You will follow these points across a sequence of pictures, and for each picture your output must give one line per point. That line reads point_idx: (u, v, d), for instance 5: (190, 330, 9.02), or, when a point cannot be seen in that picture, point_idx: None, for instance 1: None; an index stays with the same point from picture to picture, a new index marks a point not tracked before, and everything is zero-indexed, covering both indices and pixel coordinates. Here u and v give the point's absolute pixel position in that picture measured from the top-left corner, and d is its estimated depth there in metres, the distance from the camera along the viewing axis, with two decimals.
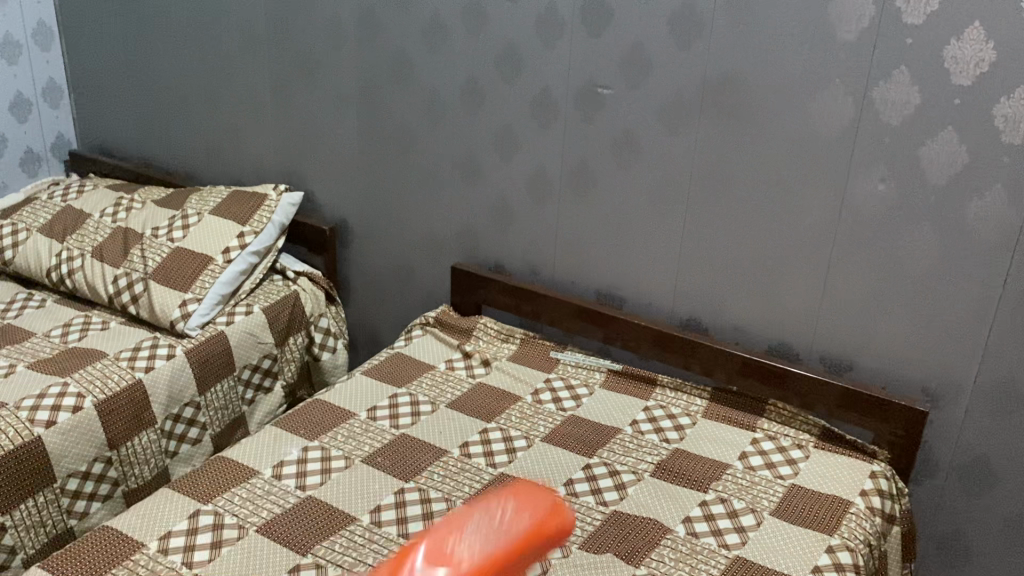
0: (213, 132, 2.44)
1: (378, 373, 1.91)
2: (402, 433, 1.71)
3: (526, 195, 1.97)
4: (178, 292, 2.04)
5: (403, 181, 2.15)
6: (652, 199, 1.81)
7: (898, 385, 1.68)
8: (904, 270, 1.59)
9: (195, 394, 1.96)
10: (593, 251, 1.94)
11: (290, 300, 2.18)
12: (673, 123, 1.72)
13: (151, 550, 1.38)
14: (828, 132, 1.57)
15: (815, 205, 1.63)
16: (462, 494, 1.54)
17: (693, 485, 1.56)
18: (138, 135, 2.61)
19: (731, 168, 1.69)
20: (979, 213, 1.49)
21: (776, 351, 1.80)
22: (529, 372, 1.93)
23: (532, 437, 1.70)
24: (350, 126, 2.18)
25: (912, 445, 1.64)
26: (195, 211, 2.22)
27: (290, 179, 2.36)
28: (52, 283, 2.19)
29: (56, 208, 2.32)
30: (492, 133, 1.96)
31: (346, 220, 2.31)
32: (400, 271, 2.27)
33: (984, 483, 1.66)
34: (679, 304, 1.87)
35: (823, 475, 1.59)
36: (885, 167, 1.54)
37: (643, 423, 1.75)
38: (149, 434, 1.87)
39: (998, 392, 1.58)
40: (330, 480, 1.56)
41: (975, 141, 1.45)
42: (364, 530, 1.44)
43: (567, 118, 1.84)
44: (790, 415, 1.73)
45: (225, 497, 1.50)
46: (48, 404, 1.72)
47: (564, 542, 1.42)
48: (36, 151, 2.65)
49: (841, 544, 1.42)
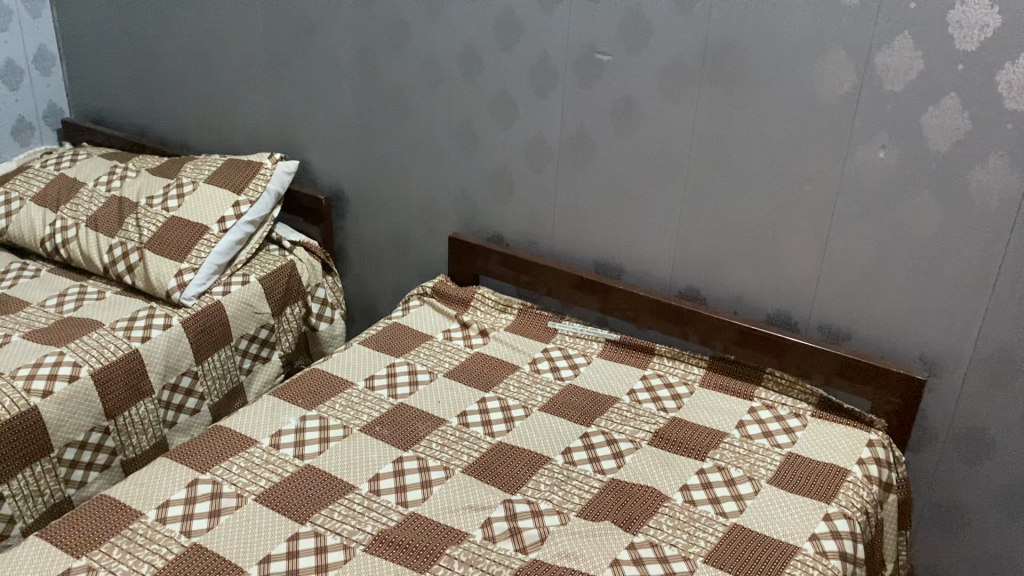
0: (207, 99, 2.42)
1: (376, 343, 1.91)
2: (400, 402, 1.71)
3: (525, 164, 1.95)
4: (173, 262, 2.03)
5: (400, 150, 2.13)
6: (651, 168, 1.79)
7: (897, 354, 1.68)
8: (904, 239, 1.58)
9: (193, 363, 1.95)
10: (591, 221, 1.93)
11: (287, 270, 2.16)
12: (673, 90, 1.70)
13: (150, 519, 1.38)
14: (830, 98, 1.55)
15: (816, 174, 1.62)
16: (461, 462, 1.54)
17: (690, 454, 1.57)
18: (131, 103, 2.58)
19: (732, 136, 1.67)
20: (981, 181, 1.47)
21: (774, 320, 1.79)
22: (527, 342, 1.92)
23: (530, 407, 1.70)
24: (346, 93, 2.15)
25: (909, 413, 1.64)
26: (189, 179, 2.20)
27: (286, 148, 2.34)
28: (47, 252, 2.18)
29: (49, 176, 2.30)
30: (490, 101, 1.94)
31: (342, 189, 2.29)
32: (398, 241, 2.26)
33: (981, 451, 1.67)
34: (677, 273, 1.87)
35: (821, 444, 1.59)
36: (886, 134, 1.53)
37: (641, 392, 1.75)
38: (147, 404, 1.86)
39: (997, 360, 1.58)
40: (329, 449, 1.56)
41: (979, 108, 1.43)
42: (364, 498, 1.45)
43: (566, 84, 1.82)
44: (788, 383, 1.73)
45: (223, 466, 1.50)
46: (45, 373, 1.72)
47: (563, 510, 1.43)
48: (28, 119, 2.62)
49: (838, 512, 1.43)
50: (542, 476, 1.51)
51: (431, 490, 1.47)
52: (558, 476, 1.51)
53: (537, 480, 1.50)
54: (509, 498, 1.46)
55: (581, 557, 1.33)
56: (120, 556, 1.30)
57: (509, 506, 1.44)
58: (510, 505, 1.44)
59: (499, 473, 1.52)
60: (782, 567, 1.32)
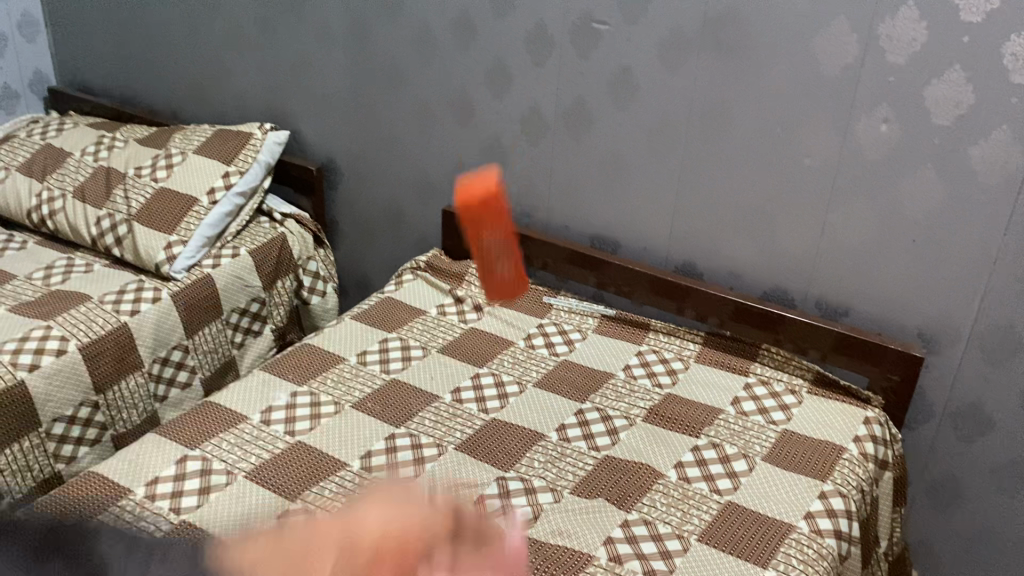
0: (196, 68, 2.37)
1: (368, 318, 1.89)
2: (393, 377, 1.69)
3: (520, 135, 1.92)
4: (162, 235, 2.00)
5: (393, 121, 2.10)
6: (648, 140, 1.76)
7: (895, 330, 1.67)
8: (904, 214, 1.56)
9: (183, 337, 1.93)
10: (587, 194, 1.90)
11: (278, 242, 2.13)
12: (671, 60, 1.66)
13: (139, 496, 1.36)
14: (832, 70, 1.52)
15: (815, 147, 1.59)
16: (454, 439, 1.53)
17: (685, 430, 1.55)
18: (118, 71, 2.53)
19: (731, 108, 1.64)
20: (983, 155, 1.45)
21: (772, 296, 1.77)
22: (521, 317, 1.90)
23: (524, 382, 1.69)
24: (337, 62, 2.11)
25: (906, 390, 1.63)
26: (178, 150, 2.16)
27: (277, 118, 2.30)
28: (34, 224, 2.14)
29: (35, 146, 2.26)
30: (484, 71, 1.90)
31: (334, 161, 2.26)
32: (391, 214, 2.23)
33: (977, 428, 1.66)
34: (674, 248, 1.84)
35: (817, 420, 1.58)
36: (888, 107, 1.50)
37: (636, 368, 1.73)
38: (136, 378, 1.84)
39: (995, 338, 1.57)
40: (320, 426, 1.54)
41: (984, 81, 1.40)
42: (355, 476, 1.43)
43: (562, 54, 1.78)
44: (784, 359, 1.71)
45: (214, 442, 1.49)
46: (31, 347, 1.70)
47: (557, 487, 1.42)
48: (14, 87, 2.57)
49: (834, 490, 1.42)
50: (536, 453, 1.50)
51: (423, 467, 1.46)
52: (552, 453, 1.50)
53: (531, 457, 1.49)
54: (502, 475, 1.44)
55: (572, 535, 1.32)
56: None
57: (502, 483, 1.42)
58: (503, 482, 1.42)
59: (491, 450, 1.50)
60: (776, 545, 1.31)
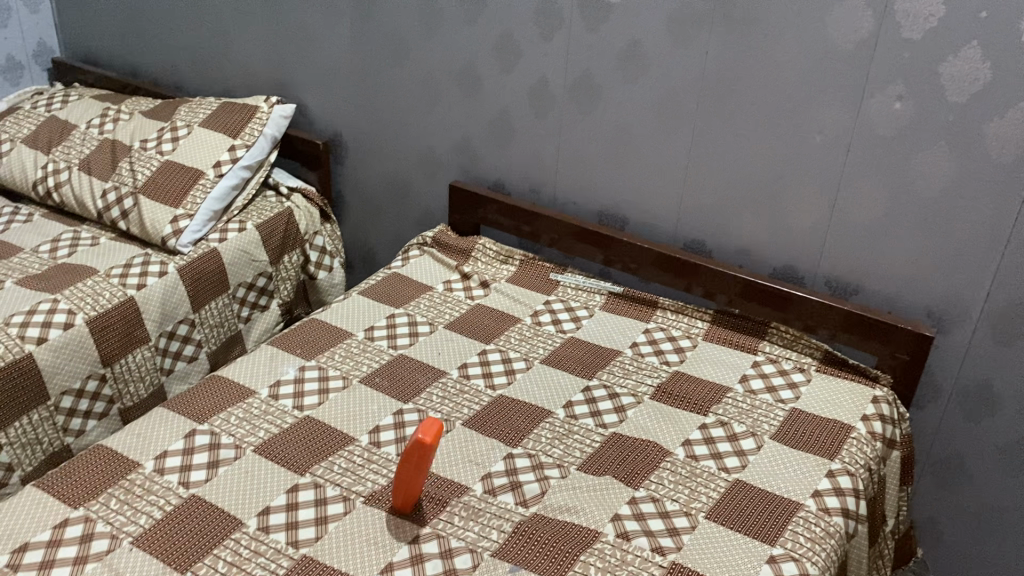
0: (201, 39, 2.34)
1: (375, 293, 1.88)
2: (400, 353, 1.69)
3: (528, 110, 1.90)
4: (168, 208, 1.99)
5: (399, 95, 2.08)
6: (657, 115, 1.74)
7: (904, 309, 1.66)
8: (917, 192, 1.54)
9: (190, 311, 1.92)
10: (595, 170, 1.89)
11: (284, 216, 2.12)
12: (682, 34, 1.64)
13: (148, 470, 1.37)
14: (845, 45, 1.50)
15: (827, 123, 1.57)
16: (462, 415, 1.53)
17: (693, 409, 1.55)
18: (122, 42, 2.51)
19: (742, 83, 1.62)
20: (998, 132, 1.43)
21: (781, 274, 1.77)
22: (529, 294, 1.90)
23: (531, 359, 1.68)
24: (343, 34, 2.09)
25: (915, 369, 1.62)
26: (184, 122, 2.15)
27: (282, 91, 2.28)
28: (39, 197, 2.14)
29: (40, 118, 2.24)
30: (492, 44, 1.88)
31: (340, 134, 2.24)
32: (397, 188, 2.22)
33: (984, 408, 1.66)
34: (682, 225, 1.83)
35: (825, 399, 1.58)
36: (902, 84, 1.48)
37: (644, 345, 1.73)
38: (144, 352, 1.84)
39: (1006, 318, 1.56)
40: (328, 401, 1.54)
41: (1001, 57, 1.38)
42: (364, 450, 1.43)
43: (571, 27, 1.76)
44: (794, 337, 1.70)
45: (222, 417, 1.49)
46: (39, 320, 1.70)
47: (564, 463, 1.42)
48: (18, 59, 2.56)
49: (841, 469, 1.42)
50: (543, 429, 1.50)
51: None
52: (559, 429, 1.50)
53: (538, 434, 1.49)
54: (510, 452, 1.44)
55: (580, 511, 1.32)
56: (117, 508, 1.30)
57: (510, 461, 1.42)
58: (511, 459, 1.42)
59: (498, 426, 1.50)
60: (784, 523, 1.31)
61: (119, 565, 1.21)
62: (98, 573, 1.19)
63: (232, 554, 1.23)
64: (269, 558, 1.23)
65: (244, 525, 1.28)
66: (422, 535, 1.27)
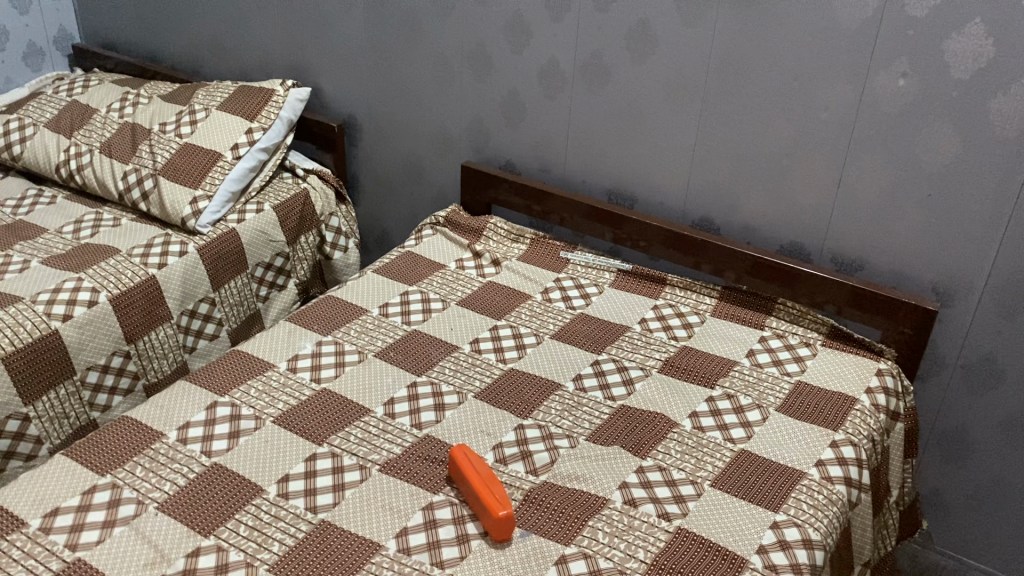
0: (218, 23, 2.38)
1: (388, 271, 1.92)
2: (414, 329, 1.73)
3: (538, 90, 1.93)
4: (187, 189, 2.03)
5: (412, 76, 2.11)
6: (666, 95, 1.77)
7: (909, 284, 1.68)
8: (922, 168, 1.56)
9: (209, 290, 1.97)
10: (605, 149, 1.91)
11: (300, 198, 2.17)
12: (691, 14, 1.66)
13: (171, 439, 1.42)
14: (851, 23, 1.52)
15: (833, 100, 1.60)
16: (474, 388, 1.57)
17: (699, 381, 1.58)
18: (141, 28, 2.55)
19: (749, 61, 1.65)
20: (1002, 109, 1.45)
21: (788, 250, 1.79)
22: (539, 271, 1.93)
23: (542, 334, 1.72)
24: (356, 17, 2.12)
25: (919, 343, 1.64)
26: (202, 105, 2.19)
27: (297, 74, 2.32)
28: (62, 179, 2.19)
29: (62, 102, 2.29)
30: (503, 25, 1.91)
31: (354, 117, 2.28)
32: (410, 169, 2.26)
33: (988, 380, 1.68)
34: (691, 202, 1.86)
35: (831, 372, 1.61)
36: (906, 60, 1.50)
37: (652, 321, 1.76)
38: (166, 329, 1.89)
39: (1009, 292, 1.58)
40: (344, 373, 1.59)
41: (1003, 34, 1.40)
42: (380, 421, 1.48)
43: (581, 8, 1.78)
44: (800, 313, 1.73)
45: (241, 390, 1.54)
46: (64, 298, 1.75)
47: (573, 434, 1.46)
48: (38, 45, 2.60)
49: (845, 439, 1.45)
50: (553, 401, 1.54)
51: (444, 413, 1.50)
52: (569, 401, 1.54)
53: (548, 405, 1.53)
54: (521, 423, 1.49)
55: (588, 479, 1.36)
56: (142, 475, 1.35)
57: (520, 431, 1.46)
58: (521, 430, 1.46)
59: (510, 398, 1.54)
60: (787, 491, 1.35)
61: (146, 529, 1.26)
62: (126, 535, 1.24)
63: (253, 518, 1.28)
64: (289, 523, 1.28)
65: (265, 492, 1.33)
66: (436, 502, 1.32)
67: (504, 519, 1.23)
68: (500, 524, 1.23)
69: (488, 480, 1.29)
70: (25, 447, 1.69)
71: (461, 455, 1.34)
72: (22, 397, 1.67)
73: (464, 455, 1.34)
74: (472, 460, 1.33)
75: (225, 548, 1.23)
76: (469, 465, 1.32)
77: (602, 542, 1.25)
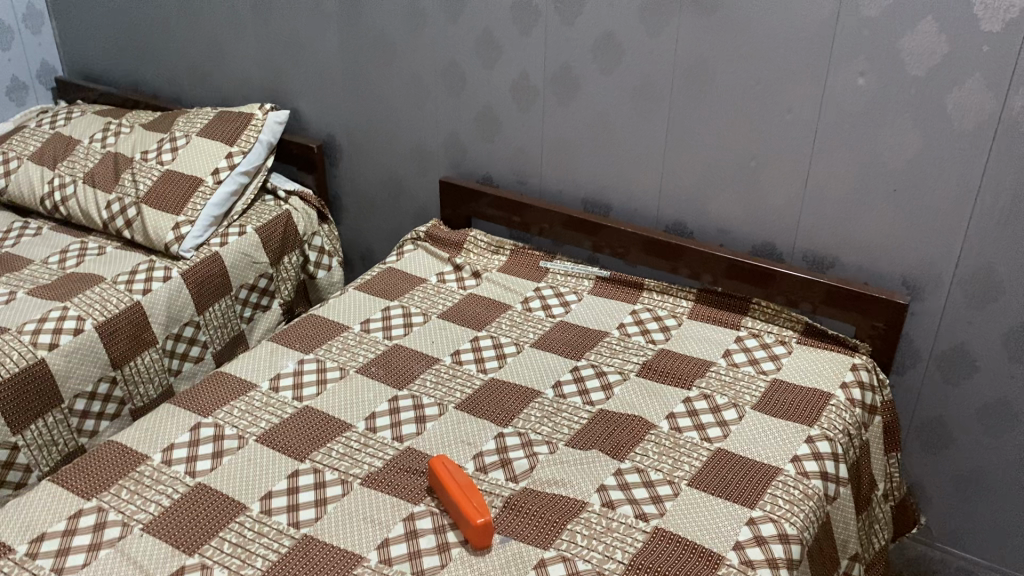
0: (197, 51, 2.42)
1: (370, 287, 1.95)
2: (396, 344, 1.75)
3: (511, 104, 1.97)
4: (170, 215, 2.06)
5: (388, 95, 2.14)
6: (634, 103, 1.80)
7: (881, 279, 1.70)
8: (885, 164, 1.59)
9: (194, 313, 2.00)
10: (578, 158, 1.94)
11: (283, 219, 2.19)
12: (654, 23, 1.69)
13: (156, 461, 1.44)
14: (809, 26, 1.55)
15: (796, 102, 1.62)
16: (455, 398, 1.59)
17: (676, 383, 1.60)
18: (122, 59, 2.59)
19: (713, 68, 1.68)
20: (959, 103, 1.48)
21: (761, 250, 1.81)
22: (519, 282, 1.96)
23: (522, 343, 1.75)
24: (331, 39, 2.15)
25: (893, 336, 1.66)
26: (183, 132, 2.22)
27: (276, 98, 2.35)
28: (48, 210, 2.22)
29: (45, 135, 2.33)
30: (474, 41, 1.94)
31: (334, 137, 2.31)
32: (390, 186, 2.28)
33: (963, 370, 1.70)
34: (664, 207, 1.88)
35: (806, 369, 1.63)
36: (865, 59, 1.53)
37: (630, 326, 1.78)
38: (152, 354, 1.92)
39: (978, 281, 1.60)
40: (326, 390, 1.61)
41: (955, 30, 1.43)
42: (361, 436, 1.50)
43: (548, 21, 1.81)
44: (774, 312, 1.75)
45: (225, 410, 1.56)
46: (50, 327, 1.77)
47: (553, 440, 1.48)
48: (22, 79, 2.64)
49: (820, 434, 1.47)
50: (532, 408, 1.56)
51: (425, 425, 1.52)
52: (548, 408, 1.56)
53: (528, 413, 1.55)
54: (502, 431, 1.51)
55: (567, 483, 1.38)
56: (127, 498, 1.37)
57: (500, 439, 1.48)
58: (501, 438, 1.48)
59: (490, 407, 1.56)
60: (763, 487, 1.36)
61: (131, 550, 1.27)
62: (112, 557, 1.26)
63: (236, 535, 1.30)
64: (271, 539, 1.29)
65: (248, 509, 1.35)
66: (417, 512, 1.34)
67: (483, 525, 1.25)
68: (479, 531, 1.25)
69: (467, 488, 1.31)
70: (16, 475, 1.71)
71: (441, 465, 1.36)
72: (10, 426, 1.69)
73: (444, 465, 1.36)
74: (450, 469, 1.35)
75: (209, 566, 1.25)
76: (447, 474, 1.34)
77: (581, 545, 1.26)
